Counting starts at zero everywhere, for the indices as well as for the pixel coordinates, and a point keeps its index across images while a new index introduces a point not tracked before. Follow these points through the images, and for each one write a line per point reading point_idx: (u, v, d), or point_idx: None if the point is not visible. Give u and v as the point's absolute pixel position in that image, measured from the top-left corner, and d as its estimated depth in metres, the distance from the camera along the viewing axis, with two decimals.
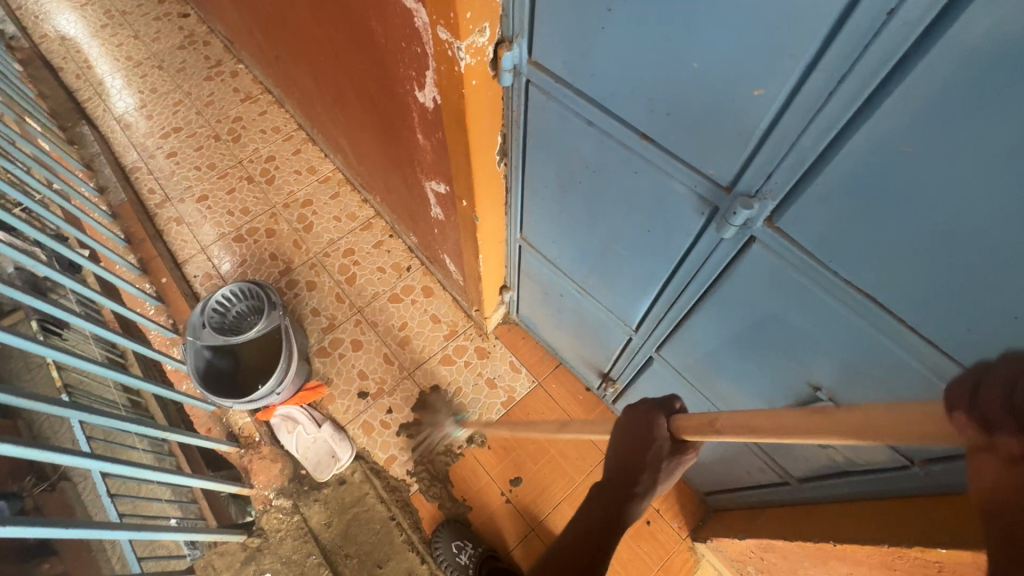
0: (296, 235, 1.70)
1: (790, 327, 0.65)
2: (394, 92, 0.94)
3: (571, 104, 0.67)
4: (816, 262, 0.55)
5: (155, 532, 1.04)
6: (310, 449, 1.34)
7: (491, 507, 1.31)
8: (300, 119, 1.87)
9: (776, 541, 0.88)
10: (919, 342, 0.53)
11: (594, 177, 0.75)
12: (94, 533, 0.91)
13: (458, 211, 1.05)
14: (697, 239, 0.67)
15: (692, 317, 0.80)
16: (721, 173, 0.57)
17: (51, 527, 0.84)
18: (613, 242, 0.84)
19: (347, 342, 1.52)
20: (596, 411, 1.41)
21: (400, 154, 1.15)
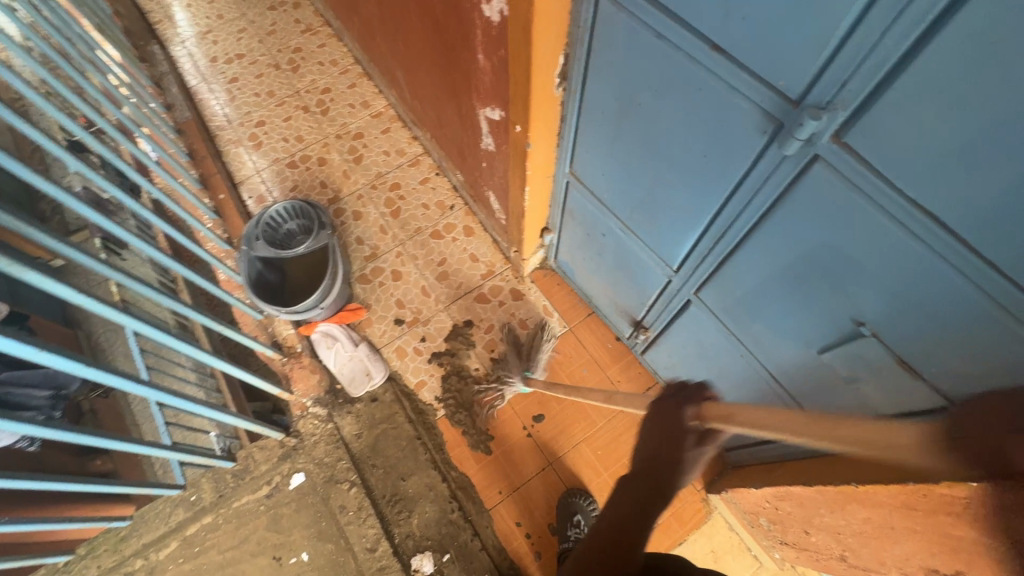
0: (347, 166, 1.75)
1: (842, 258, 0.64)
2: (460, 10, 0.95)
3: (642, 16, 0.67)
4: (879, 178, 0.54)
5: (203, 408, 1.12)
6: (348, 365, 1.41)
7: (511, 438, 1.36)
8: (358, 53, 1.89)
9: (794, 486, 0.88)
10: (979, 266, 0.51)
11: (655, 100, 0.75)
12: (144, 389, 0.97)
13: (510, 139, 1.06)
14: (756, 161, 0.66)
15: (740, 251, 0.80)
16: (791, 85, 0.56)
17: (118, 379, 0.92)
18: (666, 173, 0.83)
19: (387, 272, 1.57)
20: (623, 361, 1.43)
21: (457, 81, 1.16)
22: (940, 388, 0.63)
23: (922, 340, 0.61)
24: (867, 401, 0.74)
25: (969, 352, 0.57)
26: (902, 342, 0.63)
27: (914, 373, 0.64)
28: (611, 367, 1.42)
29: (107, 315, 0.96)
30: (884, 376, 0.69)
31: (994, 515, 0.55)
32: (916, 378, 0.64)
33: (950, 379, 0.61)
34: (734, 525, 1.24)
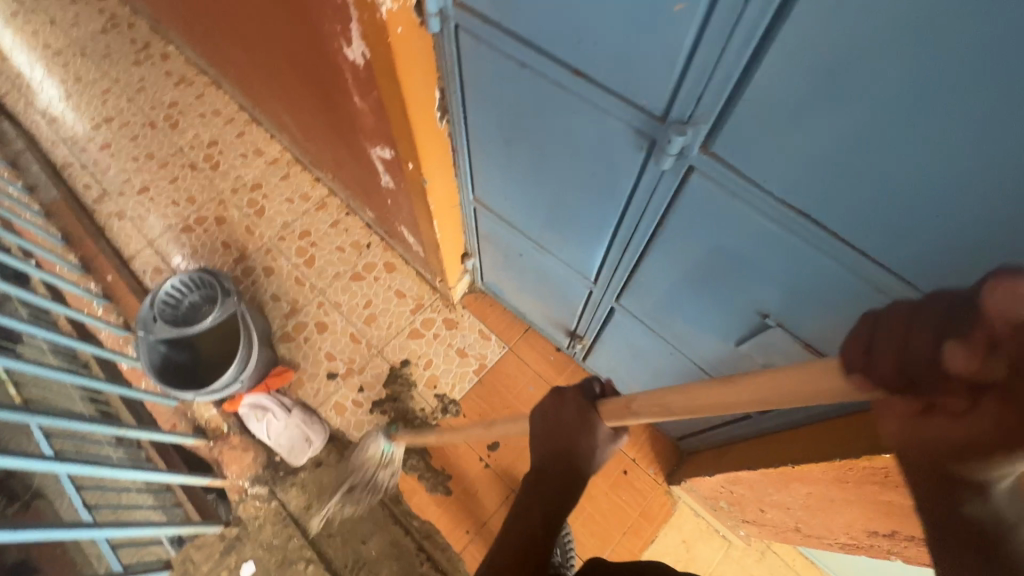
0: (248, 221, 1.63)
1: (736, 257, 0.65)
2: (324, 54, 0.89)
3: (502, 48, 0.65)
4: (751, 183, 0.55)
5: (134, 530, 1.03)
6: (264, 420, 1.30)
7: (469, 473, 1.31)
8: (240, 100, 1.78)
9: (741, 472, 0.90)
10: (852, 254, 0.53)
11: (534, 124, 0.73)
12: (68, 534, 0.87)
13: (406, 176, 1.02)
14: (640, 175, 0.66)
15: (647, 259, 0.80)
16: (654, 103, 0.56)
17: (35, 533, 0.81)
18: (563, 192, 0.83)
19: (310, 326, 1.48)
20: (568, 370, 1.42)
21: (343, 123, 1.10)
22: None
23: (820, 325, 0.63)
24: None
25: (862, 331, 0.60)
26: (803, 328, 0.66)
27: (820, 354, 0.66)
28: (557, 379, 1.41)
29: (19, 465, 0.84)
30: (796, 359, 0.71)
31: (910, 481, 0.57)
32: (823, 358, 0.67)
33: None
34: (698, 510, 1.26)
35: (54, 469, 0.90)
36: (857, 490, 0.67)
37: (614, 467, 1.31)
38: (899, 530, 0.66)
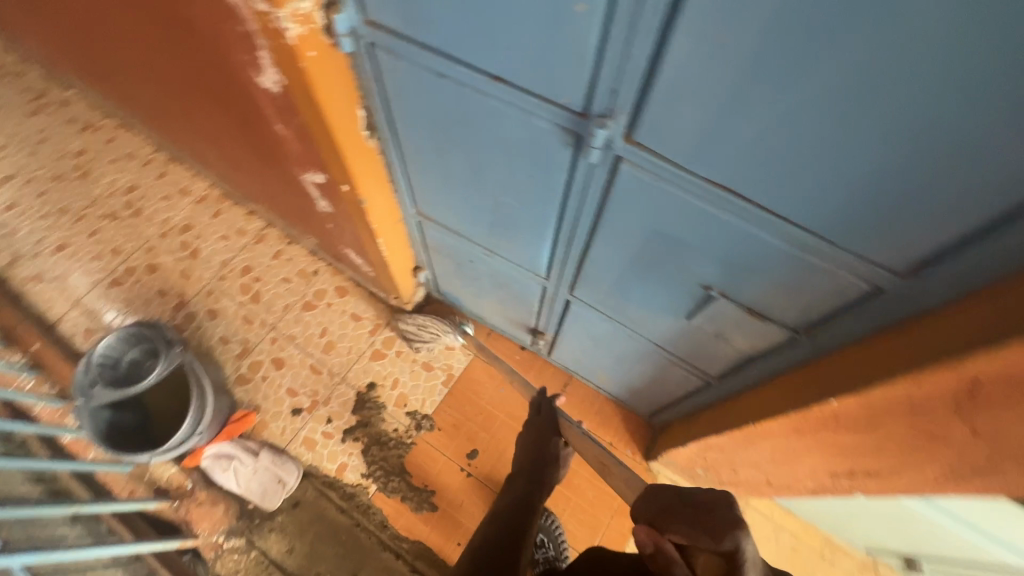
0: (183, 265, 1.55)
1: (673, 238, 0.67)
2: (237, 85, 0.86)
3: (419, 60, 0.65)
4: (675, 166, 0.57)
5: None
6: (424, 332, 1.39)
7: (453, 486, 1.30)
8: (156, 140, 1.69)
9: (710, 438, 0.94)
10: (776, 221, 0.55)
11: (464, 132, 0.74)
12: None
13: (342, 198, 0.99)
14: (573, 170, 0.67)
15: (592, 249, 0.82)
16: (574, 100, 0.57)
17: None
18: (502, 195, 0.83)
19: (267, 364, 1.42)
20: (535, 367, 1.43)
21: (269, 153, 1.06)
22: (787, 322, 0.67)
23: (757, 292, 0.66)
24: (741, 349, 0.79)
25: (797, 293, 0.62)
26: (744, 296, 0.68)
27: (764, 318, 0.69)
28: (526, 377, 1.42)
29: None
30: (743, 326, 0.73)
31: (858, 422, 0.61)
32: (767, 321, 0.69)
33: (792, 315, 0.66)
34: (678, 481, 1.31)
35: (14, 562, 0.84)
36: (816, 440, 0.71)
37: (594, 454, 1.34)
38: (855, 468, 0.71)
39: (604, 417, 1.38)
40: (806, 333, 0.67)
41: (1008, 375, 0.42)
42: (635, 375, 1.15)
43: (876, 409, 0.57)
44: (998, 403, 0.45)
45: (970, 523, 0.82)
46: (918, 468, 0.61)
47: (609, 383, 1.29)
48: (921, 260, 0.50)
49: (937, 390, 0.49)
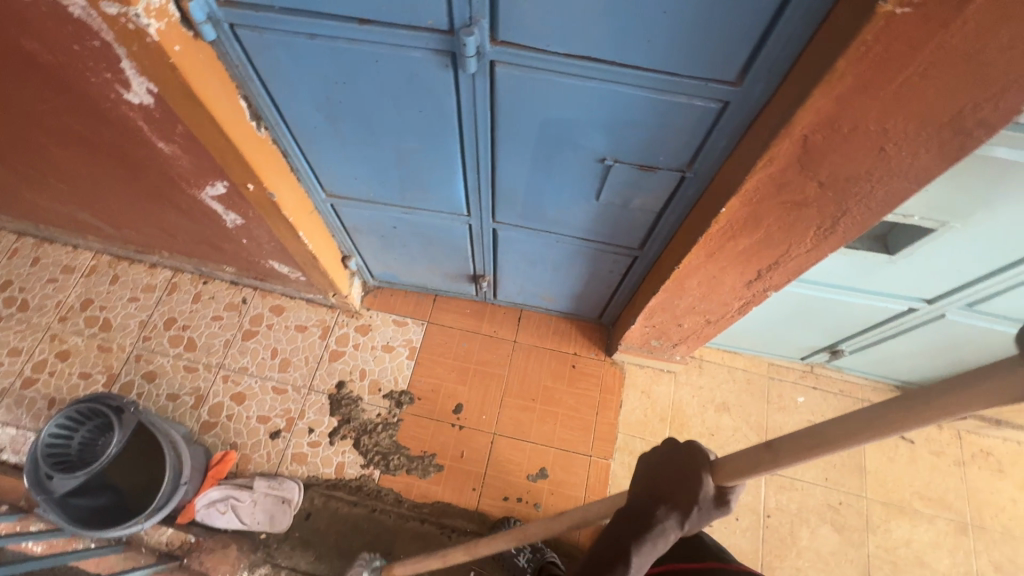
0: (98, 340, 1.45)
1: (562, 123, 0.77)
2: (102, 114, 0.83)
3: (285, 27, 0.69)
4: (541, 52, 0.66)
5: None
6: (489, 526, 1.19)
7: (451, 442, 1.36)
8: (16, 225, 1.54)
9: (652, 300, 1.07)
10: (633, 73, 0.66)
11: (349, 89, 0.78)
12: None
13: (251, 202, 1.00)
14: (459, 89, 0.75)
15: (500, 165, 0.89)
16: (438, 20, 0.64)
17: None
18: (404, 142, 0.88)
19: (227, 402, 1.39)
20: (487, 313, 1.51)
21: (156, 183, 1.03)
22: (671, 165, 0.80)
23: (641, 146, 0.77)
24: (649, 209, 0.91)
25: (671, 134, 0.74)
26: (632, 155, 0.80)
27: (654, 168, 0.81)
28: (482, 325, 1.50)
29: None
30: (641, 184, 0.85)
31: (747, 221, 0.75)
32: (657, 171, 0.81)
33: (674, 157, 0.78)
34: (641, 363, 1.45)
35: None
36: (725, 257, 0.85)
37: (565, 367, 1.45)
38: (761, 268, 0.86)
39: (563, 334, 1.49)
40: (690, 168, 0.79)
41: (821, 122, 0.56)
42: (575, 280, 1.27)
43: (754, 203, 0.71)
44: (823, 149, 0.60)
45: (856, 288, 1.03)
46: (800, 242, 0.77)
47: (555, 300, 1.40)
48: (743, 65, 0.61)
49: (784, 161, 0.62)
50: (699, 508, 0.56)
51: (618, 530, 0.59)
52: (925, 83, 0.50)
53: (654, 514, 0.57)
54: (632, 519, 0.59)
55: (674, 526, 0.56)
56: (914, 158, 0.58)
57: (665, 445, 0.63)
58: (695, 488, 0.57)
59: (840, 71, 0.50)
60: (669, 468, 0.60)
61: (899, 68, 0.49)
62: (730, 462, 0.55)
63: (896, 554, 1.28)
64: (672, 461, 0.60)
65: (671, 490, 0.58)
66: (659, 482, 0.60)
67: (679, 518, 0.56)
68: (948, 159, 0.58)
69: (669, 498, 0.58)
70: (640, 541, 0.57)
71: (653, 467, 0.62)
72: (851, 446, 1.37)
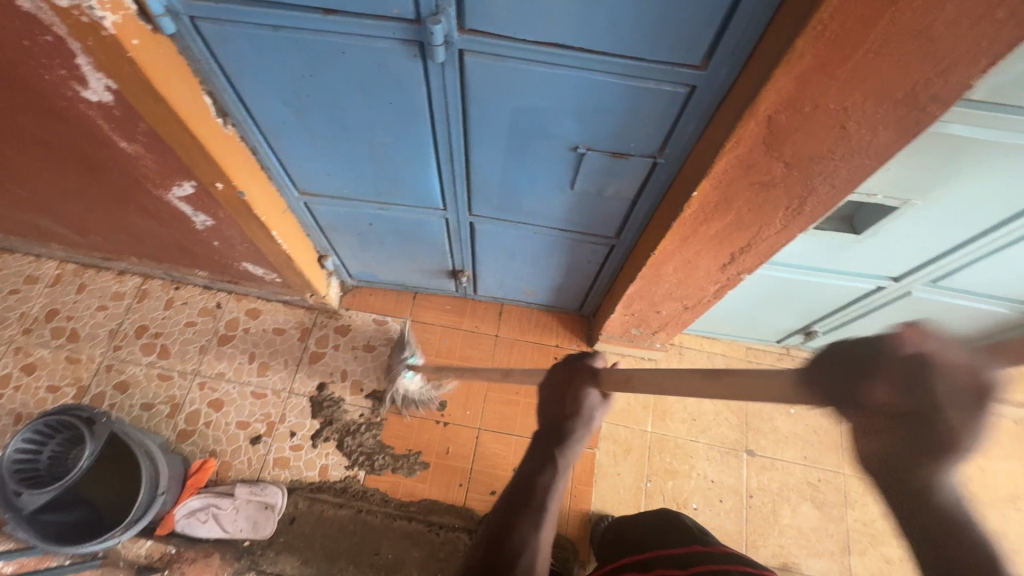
0: (66, 351, 1.41)
1: (533, 112, 0.77)
2: (58, 113, 0.81)
3: (247, 18, 0.67)
4: (509, 40, 0.66)
5: None
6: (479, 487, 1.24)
7: (436, 439, 1.36)
8: None
9: (630, 288, 1.08)
10: (601, 59, 0.66)
11: (317, 82, 0.77)
12: None
13: (220, 201, 0.98)
14: (428, 80, 0.74)
15: (473, 156, 0.89)
16: (404, 9, 0.64)
17: None
18: (375, 136, 0.88)
19: (205, 409, 1.36)
20: (468, 309, 1.51)
21: (120, 185, 1.00)
22: (643, 152, 0.80)
23: (612, 133, 0.78)
24: (623, 196, 0.92)
25: (641, 120, 0.75)
26: (604, 142, 0.80)
27: (626, 155, 0.82)
28: (463, 321, 1.49)
29: None
30: (614, 171, 0.86)
31: (718, 203, 0.76)
32: (629, 157, 0.82)
33: (645, 142, 0.79)
34: (623, 352, 1.47)
35: None
36: (699, 241, 0.86)
37: (547, 359, 1.45)
38: (733, 250, 0.88)
39: (544, 326, 1.49)
40: (661, 153, 0.80)
41: (784, 102, 0.58)
42: (553, 272, 1.27)
43: (724, 185, 0.72)
44: (787, 129, 0.61)
45: (826, 269, 1.06)
46: (770, 223, 0.79)
47: (535, 292, 1.41)
48: (709, 48, 0.62)
49: (751, 142, 0.64)
50: (591, 412, 0.66)
51: (542, 446, 0.70)
52: (880, 60, 0.51)
53: (562, 427, 0.67)
54: (550, 434, 0.69)
55: (580, 427, 0.67)
56: (873, 136, 0.60)
57: (560, 366, 0.70)
58: (583, 398, 0.66)
59: (800, 50, 0.51)
60: (560, 384, 0.69)
61: (855, 46, 0.50)
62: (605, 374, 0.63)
63: (874, 527, 1.32)
64: (559, 377, 0.69)
65: (564, 401, 0.67)
66: (557, 401, 0.68)
67: (580, 425, 0.66)
68: (906, 135, 0.59)
69: (565, 407, 0.67)
70: (559, 449, 0.68)
71: (551, 387, 0.70)
72: (828, 425, 1.41)
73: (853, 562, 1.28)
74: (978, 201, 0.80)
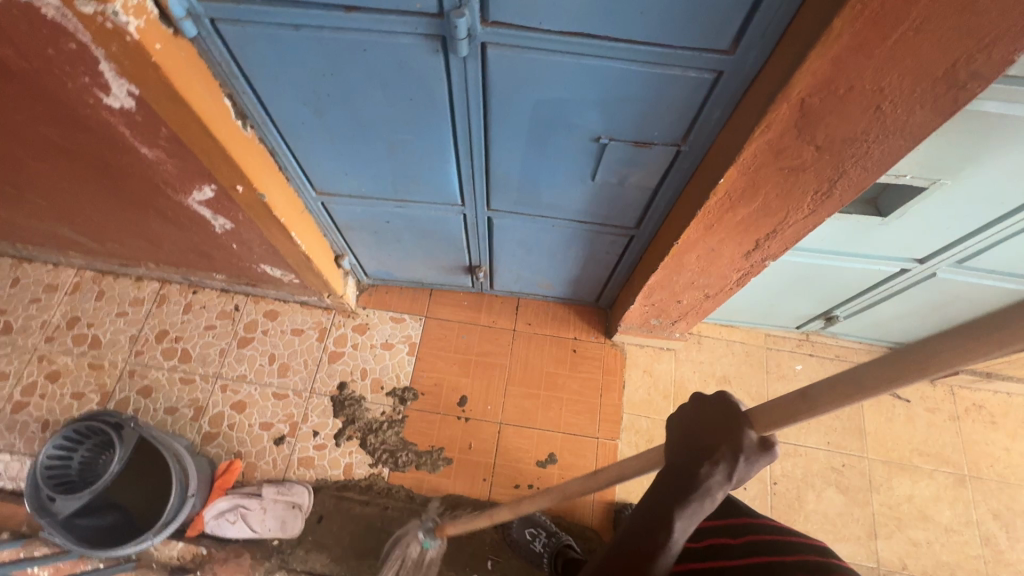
0: (89, 358, 1.42)
1: (555, 103, 0.76)
2: (80, 121, 0.81)
3: (268, 19, 0.67)
4: (534, 31, 0.65)
5: None
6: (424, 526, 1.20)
7: (458, 434, 1.36)
8: None
9: (651, 278, 1.08)
10: (626, 47, 0.65)
11: (337, 82, 0.77)
12: None
13: (241, 204, 0.98)
14: (450, 75, 0.74)
15: (493, 150, 0.89)
16: (427, 4, 0.63)
17: None
18: (394, 133, 0.87)
19: (228, 412, 1.37)
20: (485, 304, 1.51)
21: (140, 192, 1.00)
22: (667, 140, 0.80)
23: (635, 123, 0.77)
24: (645, 185, 0.91)
25: (665, 108, 0.74)
26: (626, 132, 0.80)
27: (649, 144, 0.81)
28: (480, 316, 1.49)
29: None
30: (636, 161, 0.85)
31: (745, 190, 0.75)
32: (653, 146, 0.81)
33: (669, 131, 0.78)
34: (641, 343, 1.46)
35: None
36: (724, 228, 0.86)
37: (565, 352, 1.45)
38: (759, 237, 0.87)
39: (561, 319, 1.49)
40: (685, 141, 0.79)
41: (818, 84, 0.57)
42: (571, 264, 1.27)
43: (753, 171, 0.71)
44: (820, 112, 0.60)
45: (850, 254, 1.05)
46: (798, 208, 0.78)
47: (552, 285, 1.40)
48: (737, 33, 0.62)
49: (782, 126, 0.63)
50: (748, 458, 0.51)
51: (654, 498, 0.56)
52: (920, 37, 0.50)
53: (700, 479, 0.52)
54: (667, 479, 0.55)
55: (721, 485, 0.52)
56: (909, 116, 0.59)
57: (699, 403, 0.56)
58: (739, 441, 0.51)
59: (837, 31, 0.51)
60: (702, 425, 0.54)
61: (895, 24, 0.49)
62: (766, 409, 0.52)
63: (900, 510, 1.31)
64: (701, 412, 0.55)
65: (709, 451, 0.52)
66: (696, 437, 0.54)
67: (725, 474, 0.52)
68: (942, 114, 0.58)
69: (715, 453, 0.52)
70: (685, 507, 0.53)
71: (690, 428, 0.55)
72: (850, 410, 1.40)
73: (879, 545, 1.28)
74: (1011, 180, 0.78)
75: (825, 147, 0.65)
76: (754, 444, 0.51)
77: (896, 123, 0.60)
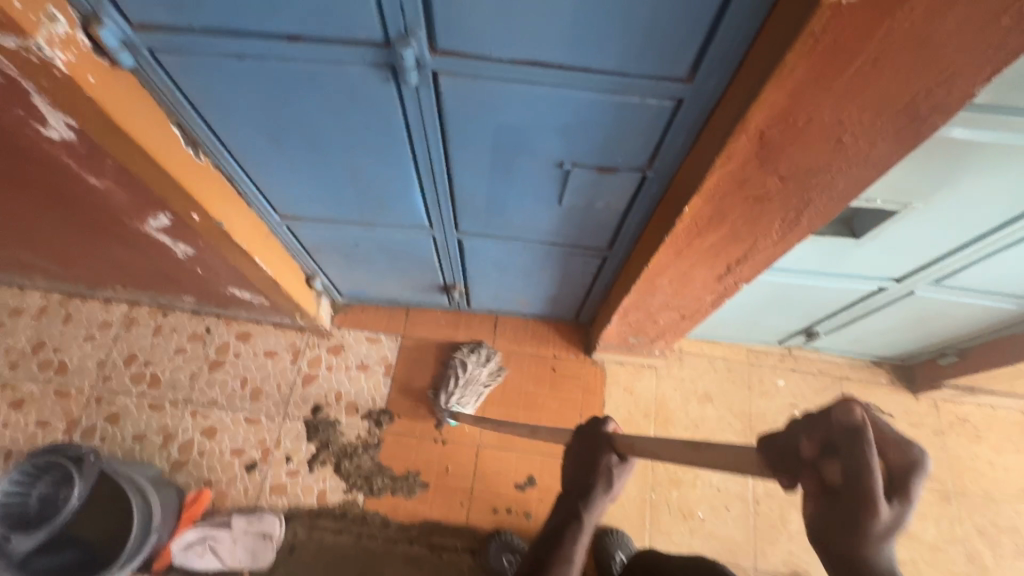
0: (55, 384, 1.38)
1: (514, 129, 0.74)
2: (21, 151, 0.77)
3: (208, 48, 0.64)
4: (485, 60, 0.62)
5: None
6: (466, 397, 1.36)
7: (435, 458, 1.33)
8: None
9: (626, 300, 1.05)
10: (581, 75, 0.63)
11: (288, 109, 0.74)
12: None
13: (199, 231, 0.95)
14: (403, 102, 0.71)
15: (456, 175, 0.86)
16: (372, 33, 0.60)
17: None
18: (352, 158, 0.84)
19: (198, 438, 1.33)
20: (463, 322, 1.48)
21: (96, 219, 0.97)
22: (632, 166, 0.77)
23: (597, 149, 0.75)
24: (615, 208, 0.88)
25: (627, 134, 0.71)
26: (589, 157, 0.77)
27: (614, 169, 0.79)
28: (458, 335, 1.46)
29: None
30: (603, 185, 0.83)
31: (709, 218, 0.73)
32: (618, 171, 0.79)
33: (633, 156, 0.75)
34: (622, 360, 1.44)
35: None
36: (694, 253, 0.83)
37: (545, 371, 1.43)
38: (729, 262, 0.85)
39: (541, 337, 1.47)
40: (650, 167, 0.77)
41: (776, 116, 0.54)
42: (548, 284, 1.24)
43: (717, 200, 0.69)
44: (780, 143, 0.58)
45: (827, 274, 1.03)
46: (766, 235, 0.76)
47: (529, 303, 1.38)
48: (694, 61, 0.59)
49: (742, 157, 0.60)
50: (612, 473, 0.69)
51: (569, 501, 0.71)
52: (876, 71, 0.48)
53: (590, 487, 0.69)
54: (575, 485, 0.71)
55: (606, 485, 0.69)
56: (872, 147, 0.57)
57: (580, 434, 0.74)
58: (605, 460, 0.69)
59: (790, 65, 0.48)
60: (583, 451, 0.72)
61: (850, 58, 0.47)
62: (629, 444, 0.67)
63: None
64: (585, 438, 0.73)
65: (591, 459, 0.70)
66: (582, 460, 0.71)
67: (605, 483, 0.69)
68: (905, 146, 0.56)
69: (593, 464, 0.70)
70: (585, 510, 0.69)
71: (580, 453, 0.72)
72: None
73: None
74: (982, 202, 0.77)
75: (789, 177, 0.63)
76: (621, 456, 0.69)
77: (863, 153, 0.58)
